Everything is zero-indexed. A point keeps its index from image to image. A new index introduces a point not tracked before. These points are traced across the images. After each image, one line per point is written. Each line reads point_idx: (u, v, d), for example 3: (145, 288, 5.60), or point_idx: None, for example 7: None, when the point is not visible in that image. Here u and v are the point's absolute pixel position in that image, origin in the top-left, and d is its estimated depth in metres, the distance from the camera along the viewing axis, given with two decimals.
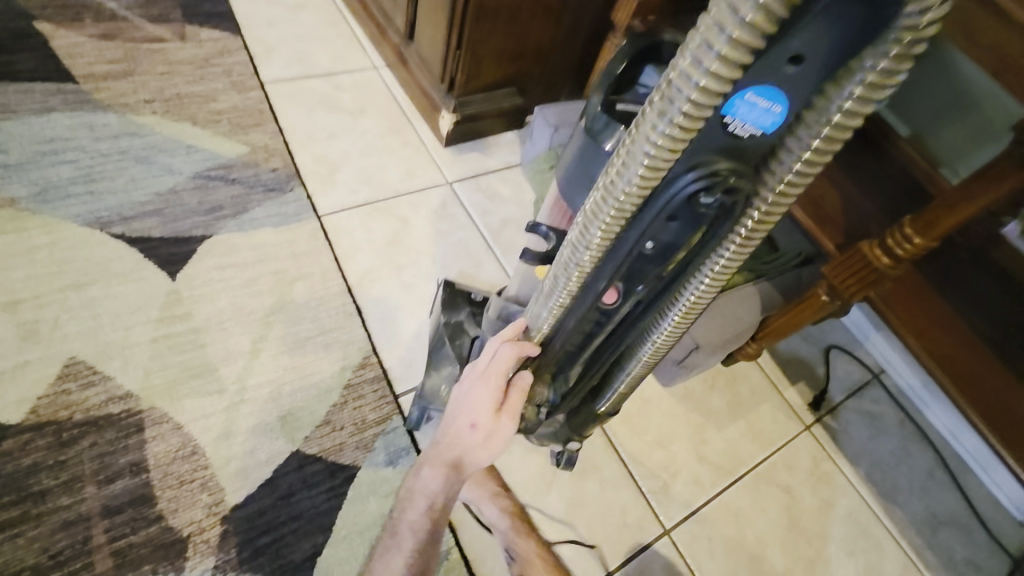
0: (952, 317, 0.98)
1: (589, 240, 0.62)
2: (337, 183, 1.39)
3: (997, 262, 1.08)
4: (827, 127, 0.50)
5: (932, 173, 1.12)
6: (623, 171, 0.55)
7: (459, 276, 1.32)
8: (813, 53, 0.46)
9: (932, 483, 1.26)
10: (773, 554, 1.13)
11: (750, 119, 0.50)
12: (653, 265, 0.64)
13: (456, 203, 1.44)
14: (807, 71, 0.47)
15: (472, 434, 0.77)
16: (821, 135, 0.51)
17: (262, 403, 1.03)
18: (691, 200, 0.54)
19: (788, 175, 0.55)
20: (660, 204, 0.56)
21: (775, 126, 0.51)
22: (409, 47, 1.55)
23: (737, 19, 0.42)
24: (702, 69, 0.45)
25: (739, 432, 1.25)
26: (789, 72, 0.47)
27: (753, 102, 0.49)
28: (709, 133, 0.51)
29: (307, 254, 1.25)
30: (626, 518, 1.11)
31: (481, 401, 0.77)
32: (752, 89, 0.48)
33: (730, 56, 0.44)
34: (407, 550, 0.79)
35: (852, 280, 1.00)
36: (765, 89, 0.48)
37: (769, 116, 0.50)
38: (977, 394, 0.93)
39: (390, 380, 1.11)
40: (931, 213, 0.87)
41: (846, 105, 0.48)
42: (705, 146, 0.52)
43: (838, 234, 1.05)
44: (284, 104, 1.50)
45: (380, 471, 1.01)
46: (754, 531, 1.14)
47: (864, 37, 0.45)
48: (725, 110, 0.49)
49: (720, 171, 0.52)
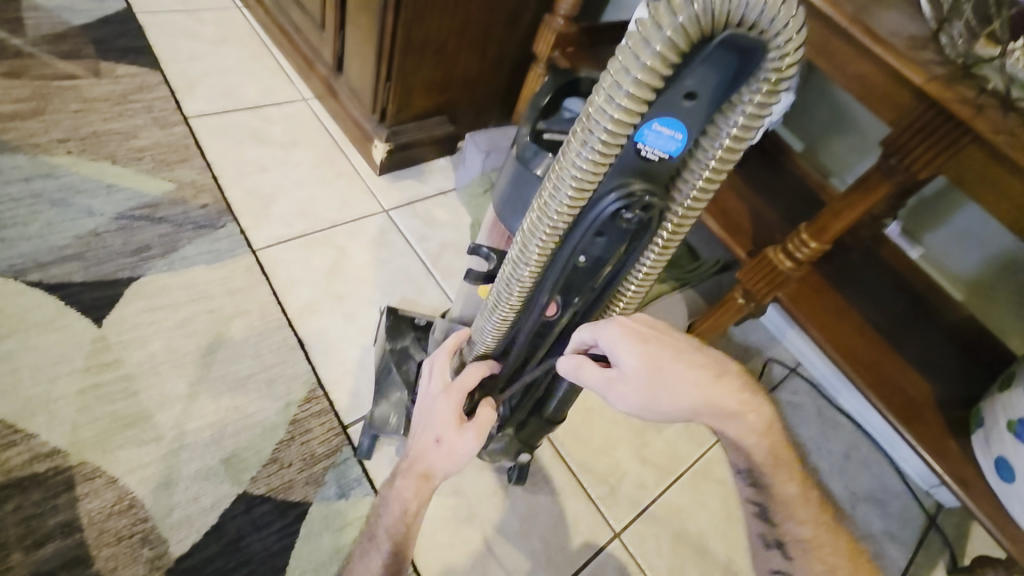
0: (846, 310, 1.11)
1: (529, 259, 0.63)
2: (271, 217, 1.38)
3: (883, 259, 1.22)
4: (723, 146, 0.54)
5: (823, 183, 1.28)
6: (554, 195, 0.57)
7: (401, 302, 1.34)
8: (704, 88, 0.49)
9: (848, 463, 1.38)
10: (716, 544, 1.20)
11: (658, 145, 0.53)
12: (588, 279, 0.65)
13: (394, 230, 1.46)
14: (701, 104, 0.50)
15: (437, 447, 0.77)
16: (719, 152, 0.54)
17: (203, 447, 1.00)
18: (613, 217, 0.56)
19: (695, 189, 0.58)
20: (587, 222, 0.58)
21: (680, 151, 0.54)
22: (339, 78, 1.57)
23: (640, 61, 0.46)
24: (614, 105, 0.48)
25: (677, 432, 1.33)
26: (686, 106, 0.50)
27: (658, 131, 0.52)
28: (623, 158, 0.54)
29: (243, 290, 1.23)
30: (579, 525, 1.16)
31: (443, 413, 0.79)
32: (657, 120, 0.51)
33: (637, 95, 0.47)
34: (384, 550, 0.76)
35: (761, 283, 1.11)
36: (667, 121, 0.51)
37: (674, 142, 0.53)
38: (875, 377, 1.04)
39: (337, 411, 1.10)
40: (821, 220, 0.99)
41: (735, 128, 0.52)
42: (622, 170, 0.55)
43: (748, 241, 1.16)
44: (211, 138, 1.48)
45: (332, 505, 1.00)
46: (697, 524, 1.21)
47: (742, 73, 0.49)
48: (635, 139, 0.52)
49: (636, 191, 0.55)
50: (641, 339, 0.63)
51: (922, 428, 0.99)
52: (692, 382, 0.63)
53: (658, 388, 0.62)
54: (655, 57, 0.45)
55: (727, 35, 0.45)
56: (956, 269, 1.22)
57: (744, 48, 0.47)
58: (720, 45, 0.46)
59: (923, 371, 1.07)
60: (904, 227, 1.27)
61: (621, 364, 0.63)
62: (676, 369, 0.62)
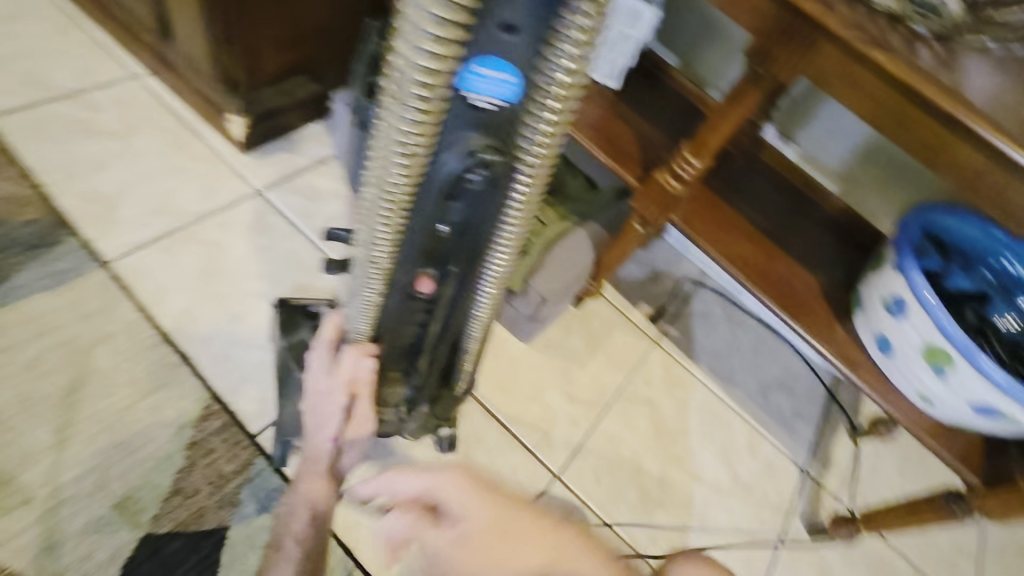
0: (737, 219, 1.14)
1: (379, 237, 0.56)
2: (119, 221, 1.20)
3: (765, 163, 1.25)
4: (561, 84, 0.46)
5: (700, 95, 1.27)
6: (385, 163, 0.50)
7: (295, 289, 1.21)
8: (520, 19, 0.43)
9: (760, 359, 1.46)
10: (649, 463, 1.26)
11: (489, 92, 0.46)
12: (451, 254, 0.58)
13: (273, 211, 1.31)
14: (523, 37, 0.44)
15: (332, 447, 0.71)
16: (558, 92, 0.47)
17: (88, 497, 0.90)
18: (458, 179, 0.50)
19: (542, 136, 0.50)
20: (432, 190, 0.51)
21: (517, 95, 0.46)
22: (169, 46, 1.35)
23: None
24: (421, 51, 0.42)
25: (601, 364, 1.35)
26: (506, 40, 0.44)
27: (483, 76, 0.45)
28: (452, 111, 0.47)
29: (101, 311, 1.08)
30: (519, 475, 1.17)
31: (328, 409, 0.71)
32: (477, 62, 0.44)
33: (444, 35, 0.42)
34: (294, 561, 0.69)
35: (655, 208, 1.09)
36: (489, 62, 0.45)
37: (507, 87, 0.46)
38: (769, 282, 1.07)
39: (241, 423, 1.01)
40: (701, 136, 0.98)
41: (567, 60, 0.45)
42: (457, 126, 0.48)
43: (636, 167, 1.14)
44: (24, 140, 1.25)
45: (253, 522, 0.93)
46: (629, 448, 1.26)
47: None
48: (459, 87, 0.45)
49: (477, 148, 0.48)
50: (463, 486, 0.80)
51: (812, 319, 1.05)
52: (517, 556, 0.75)
53: (474, 515, 0.78)
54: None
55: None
56: (831, 163, 1.27)
57: None
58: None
59: (809, 266, 1.12)
60: (780, 129, 1.29)
61: None
62: (513, 558, 0.74)
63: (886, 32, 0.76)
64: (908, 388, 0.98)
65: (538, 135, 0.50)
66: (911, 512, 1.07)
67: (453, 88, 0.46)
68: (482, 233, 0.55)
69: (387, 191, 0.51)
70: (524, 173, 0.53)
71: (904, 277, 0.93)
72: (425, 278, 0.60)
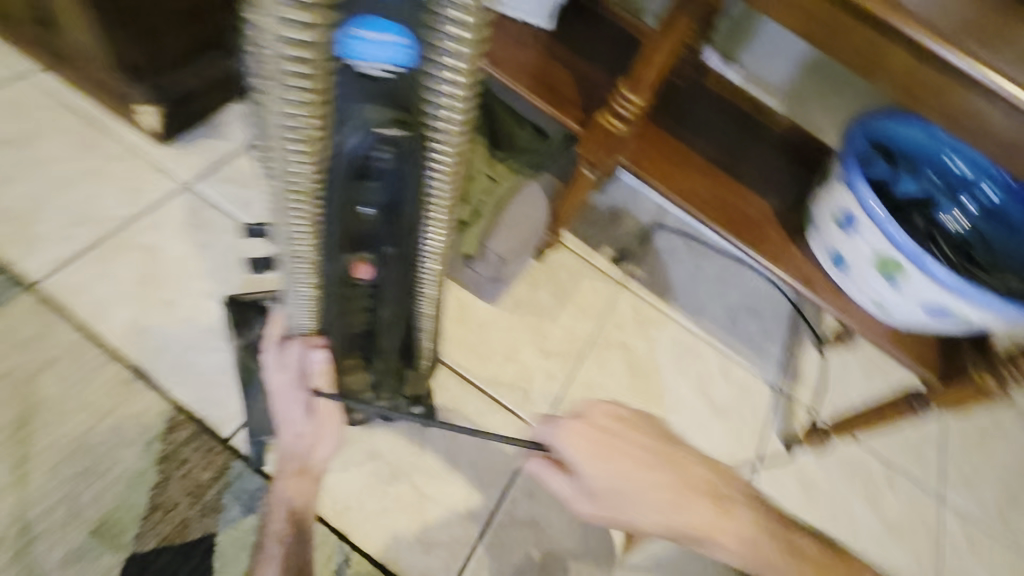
0: (685, 152, 1.12)
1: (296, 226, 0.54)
2: (40, 238, 1.12)
3: (711, 89, 1.22)
4: (455, 42, 0.44)
5: (638, 25, 1.21)
6: (282, 146, 0.47)
7: (245, 284, 1.16)
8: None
9: (725, 287, 1.49)
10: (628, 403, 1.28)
11: (379, 59, 0.43)
12: (376, 236, 0.55)
13: (206, 205, 1.23)
14: None
15: (298, 443, 0.74)
16: (453, 53, 0.44)
17: (62, 529, 0.87)
18: (363, 159, 0.47)
19: (449, 101, 0.48)
20: (337, 170, 0.48)
21: (409, 58, 0.43)
22: (55, 36, 1.22)
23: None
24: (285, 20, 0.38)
25: (570, 314, 1.35)
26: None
27: (367, 40, 0.42)
28: (341, 83, 0.44)
29: (38, 336, 1.01)
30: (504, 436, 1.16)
31: (290, 408, 0.73)
32: (357, 26, 0.41)
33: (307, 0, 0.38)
34: (278, 558, 0.73)
35: (601, 152, 1.07)
36: (370, 24, 0.41)
37: (396, 51, 0.43)
38: (723, 212, 1.07)
39: (211, 429, 0.98)
40: (637, 72, 0.95)
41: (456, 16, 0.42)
42: (350, 99, 0.45)
43: (578, 111, 1.09)
44: None
45: (240, 525, 0.92)
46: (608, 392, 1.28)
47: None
48: (343, 55, 0.42)
49: (378, 122, 0.45)
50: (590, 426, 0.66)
51: (767, 244, 1.06)
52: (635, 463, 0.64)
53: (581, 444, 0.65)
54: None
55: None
56: (774, 82, 1.25)
57: None
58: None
59: (762, 190, 1.12)
60: (721, 52, 1.26)
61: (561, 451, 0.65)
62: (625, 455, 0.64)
63: None
64: (865, 300, 1.01)
65: (443, 99, 0.48)
66: (884, 414, 1.12)
67: (337, 59, 0.43)
68: (406, 214, 0.53)
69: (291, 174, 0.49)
70: (437, 138, 0.51)
71: (852, 192, 0.94)
72: (362, 264, 0.58)
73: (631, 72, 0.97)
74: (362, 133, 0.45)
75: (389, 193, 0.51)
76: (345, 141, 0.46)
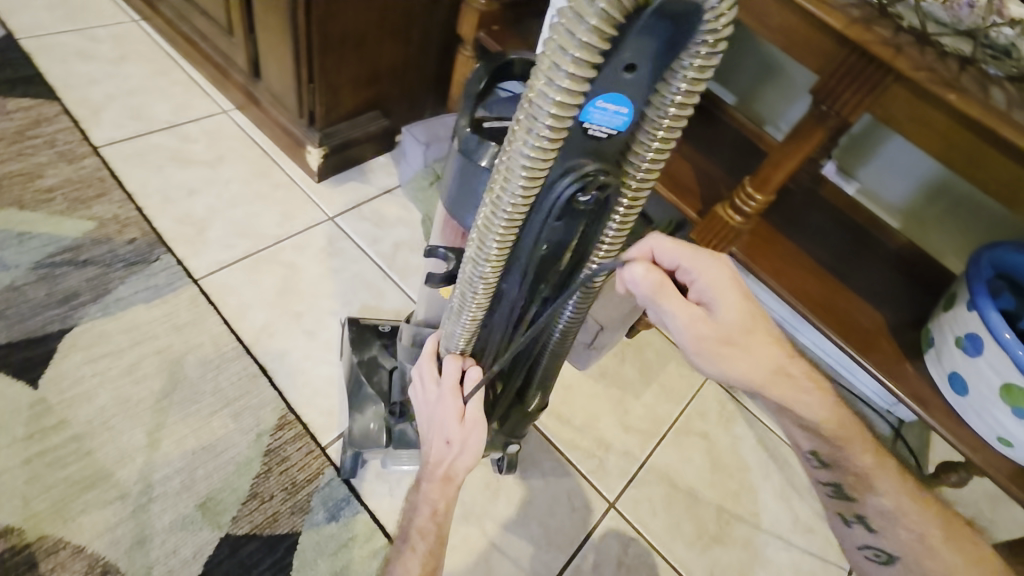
0: (796, 253, 1.15)
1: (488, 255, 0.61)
2: (208, 242, 1.30)
3: (825, 198, 1.26)
4: (669, 117, 0.52)
5: (759, 133, 1.30)
6: (506, 186, 0.53)
7: (363, 310, 1.28)
8: (643, 60, 0.47)
9: None
10: (705, 497, 1.24)
11: (605, 122, 0.51)
12: (548, 260, 0.64)
13: (343, 236, 1.39)
14: (642, 76, 0.48)
15: (449, 449, 0.74)
16: (664, 125, 0.52)
17: (174, 497, 0.96)
18: (570, 202, 0.55)
19: (645, 161, 0.56)
20: (544, 209, 0.56)
21: (625, 125, 0.52)
22: (257, 84, 1.47)
23: (577, 38, 0.42)
24: (555, 89, 0.45)
25: (655, 394, 1.35)
26: (627, 79, 0.47)
27: (603, 108, 0.49)
28: (571, 140, 0.51)
29: (190, 323, 1.16)
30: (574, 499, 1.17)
31: (446, 413, 0.74)
32: (601, 97, 0.48)
33: (578, 73, 0.44)
34: (420, 553, 0.72)
35: (715, 241, 1.12)
36: (609, 98, 0.48)
37: (619, 118, 0.50)
38: (835, 315, 1.07)
39: (313, 434, 1.06)
40: (764, 172, 1.01)
41: (677, 98, 0.50)
42: (573, 153, 0.53)
43: (697, 201, 1.16)
44: (127, 165, 1.38)
45: (323, 530, 0.97)
46: (685, 481, 1.25)
47: (680, 40, 0.46)
48: (581, 119, 0.50)
49: (590, 172, 0.54)
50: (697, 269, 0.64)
51: (879, 354, 1.04)
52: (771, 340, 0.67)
53: (723, 352, 0.64)
54: (591, 34, 0.42)
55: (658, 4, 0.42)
56: (892, 199, 1.27)
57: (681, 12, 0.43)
58: (654, 15, 0.43)
59: (874, 302, 1.11)
60: (838, 165, 1.31)
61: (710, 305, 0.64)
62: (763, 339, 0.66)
63: (956, 73, 0.78)
64: (986, 431, 0.95)
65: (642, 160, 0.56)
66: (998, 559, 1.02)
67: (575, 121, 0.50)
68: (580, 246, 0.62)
69: (506, 214, 0.55)
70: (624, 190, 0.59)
71: (980, 316, 0.92)
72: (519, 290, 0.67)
73: (757, 172, 1.03)
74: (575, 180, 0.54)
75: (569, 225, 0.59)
76: (561, 185, 0.54)
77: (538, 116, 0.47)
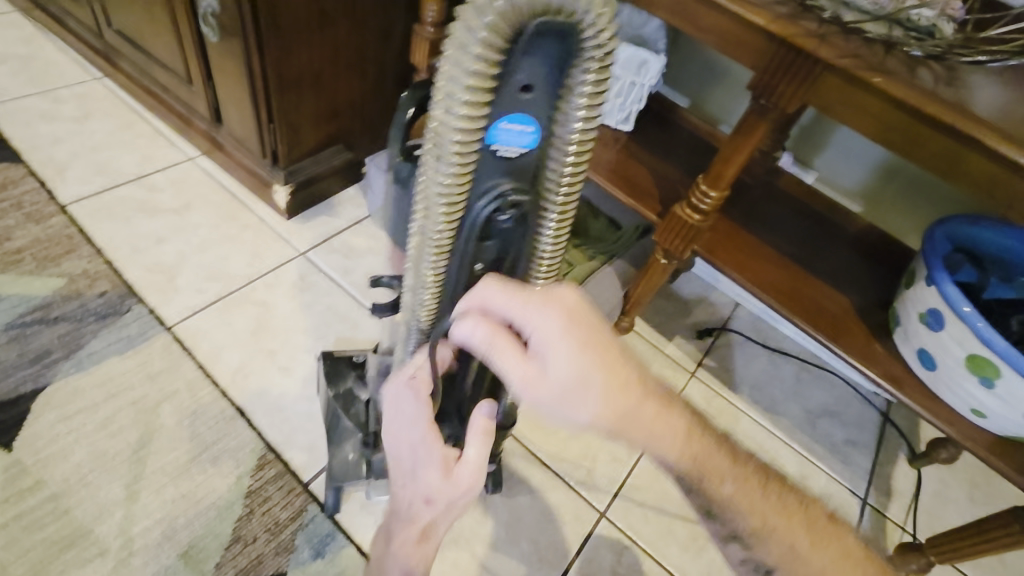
0: (760, 244, 1.16)
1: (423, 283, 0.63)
2: (179, 288, 1.30)
3: (783, 188, 1.28)
4: (575, 134, 0.52)
5: (713, 131, 1.33)
6: (429, 206, 0.57)
7: (338, 342, 1.28)
8: (537, 80, 0.48)
9: (800, 386, 1.44)
10: None
11: (513, 144, 0.52)
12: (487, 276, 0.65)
13: (315, 271, 1.40)
14: (540, 97, 0.49)
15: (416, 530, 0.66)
16: (572, 142, 0.52)
17: (156, 547, 0.95)
18: (489, 222, 0.57)
19: (562, 180, 0.56)
20: (466, 228, 0.58)
21: (536, 145, 0.53)
22: (219, 128, 1.49)
23: (468, 66, 0.45)
24: (455, 119, 0.48)
25: None
26: (524, 100, 0.49)
27: (508, 130, 0.51)
28: (482, 162, 0.53)
29: (164, 370, 1.16)
30: (558, 514, 1.15)
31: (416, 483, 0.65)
32: (502, 119, 0.50)
33: (471, 100, 0.47)
34: None
35: (677, 241, 1.13)
36: (512, 120, 0.50)
37: (527, 138, 0.52)
38: (803, 304, 1.08)
39: (294, 471, 1.06)
40: (716, 168, 1.02)
41: (580, 114, 0.50)
42: (488, 176, 0.54)
43: (657, 204, 1.18)
44: (94, 219, 1.38)
45: (309, 568, 0.96)
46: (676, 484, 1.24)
47: (569, 59, 0.47)
48: (487, 141, 0.51)
49: (506, 192, 0.55)
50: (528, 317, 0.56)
51: (850, 339, 1.05)
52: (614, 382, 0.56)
53: (574, 400, 0.54)
54: (478, 63, 0.45)
55: (535, 27, 0.44)
56: (849, 184, 1.30)
57: (561, 31, 0.45)
58: (535, 38, 0.45)
59: (840, 286, 1.13)
60: (794, 156, 1.33)
61: (539, 358, 0.55)
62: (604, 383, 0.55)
63: (882, 57, 0.81)
64: (959, 403, 0.96)
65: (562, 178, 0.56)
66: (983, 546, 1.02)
67: (483, 143, 0.52)
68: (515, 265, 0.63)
69: (433, 240, 0.60)
70: (550, 209, 0.59)
71: (938, 290, 0.93)
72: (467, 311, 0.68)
73: (711, 169, 1.04)
74: (492, 199, 0.55)
75: (502, 243, 0.61)
76: (479, 208, 0.56)
77: (445, 146, 0.51)
